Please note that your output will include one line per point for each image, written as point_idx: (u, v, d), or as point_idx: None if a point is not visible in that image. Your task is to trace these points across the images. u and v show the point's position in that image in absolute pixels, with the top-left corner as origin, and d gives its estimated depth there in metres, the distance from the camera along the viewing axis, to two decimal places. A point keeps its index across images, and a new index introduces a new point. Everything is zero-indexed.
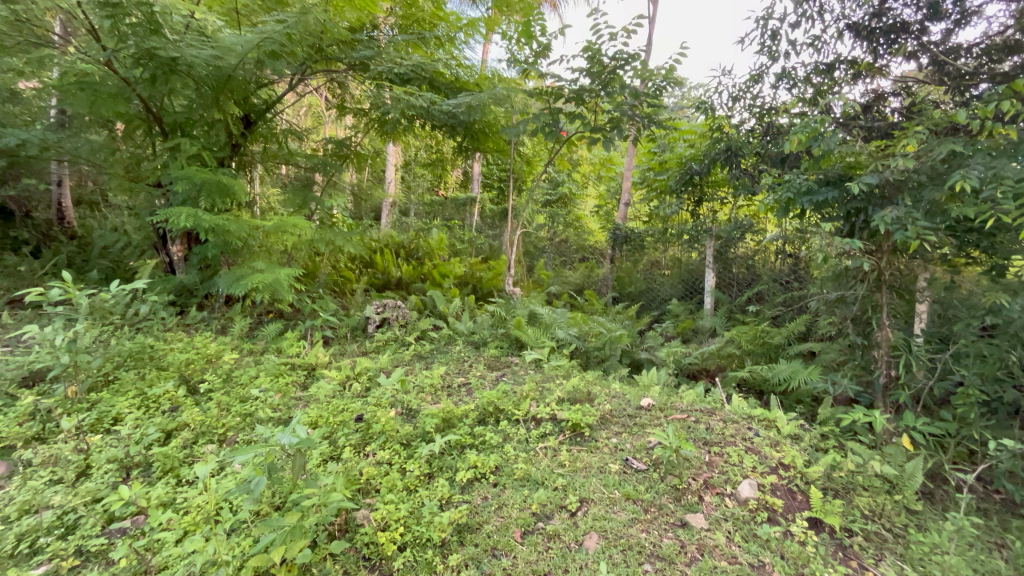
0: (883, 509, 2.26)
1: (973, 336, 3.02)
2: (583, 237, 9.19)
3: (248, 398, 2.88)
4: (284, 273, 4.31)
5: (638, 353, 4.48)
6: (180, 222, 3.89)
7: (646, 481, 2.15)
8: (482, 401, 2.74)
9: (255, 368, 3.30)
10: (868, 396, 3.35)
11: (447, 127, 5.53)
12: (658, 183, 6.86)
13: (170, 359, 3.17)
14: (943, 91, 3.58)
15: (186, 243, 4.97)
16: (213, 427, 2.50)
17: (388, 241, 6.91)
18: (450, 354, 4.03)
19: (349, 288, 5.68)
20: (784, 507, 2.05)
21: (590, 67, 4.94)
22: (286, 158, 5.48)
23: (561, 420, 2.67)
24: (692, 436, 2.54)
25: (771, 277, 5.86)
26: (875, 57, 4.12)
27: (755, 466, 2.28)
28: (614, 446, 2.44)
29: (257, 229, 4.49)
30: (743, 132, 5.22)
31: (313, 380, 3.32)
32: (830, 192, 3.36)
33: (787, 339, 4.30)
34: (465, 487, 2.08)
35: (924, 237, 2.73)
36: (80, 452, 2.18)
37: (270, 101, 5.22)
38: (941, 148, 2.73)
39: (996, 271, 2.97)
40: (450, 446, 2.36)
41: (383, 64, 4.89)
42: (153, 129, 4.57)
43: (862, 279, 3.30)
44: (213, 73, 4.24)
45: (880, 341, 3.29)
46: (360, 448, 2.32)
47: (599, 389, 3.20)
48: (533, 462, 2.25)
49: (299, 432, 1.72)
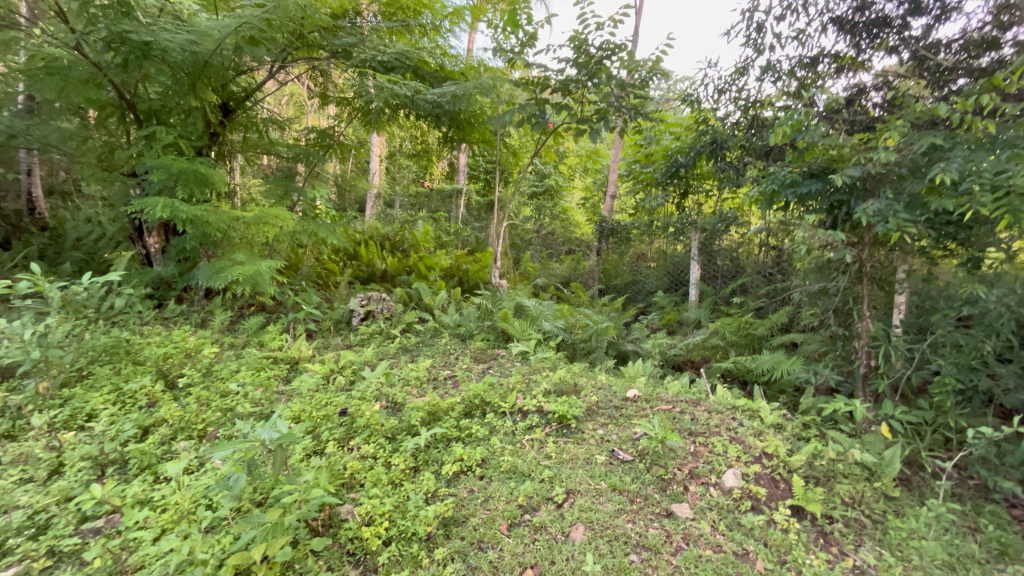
0: (863, 495, 2.30)
1: (950, 326, 3.10)
2: (570, 230, 9.19)
3: (228, 393, 2.82)
4: (265, 265, 4.21)
5: (624, 345, 4.51)
6: (156, 213, 3.78)
7: (632, 471, 2.15)
8: (468, 393, 2.72)
9: (236, 362, 3.23)
10: (848, 386, 3.40)
11: (432, 117, 5.46)
12: (644, 176, 6.87)
13: (146, 354, 3.09)
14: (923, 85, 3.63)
15: (163, 235, 4.84)
16: (193, 422, 2.44)
17: (373, 233, 6.83)
18: (436, 347, 4.00)
19: (333, 280, 5.59)
20: (767, 495, 2.08)
21: (577, 57, 4.88)
22: (267, 148, 5.35)
23: (547, 412, 2.67)
24: (677, 427, 2.55)
25: (755, 269, 5.92)
26: (858, 52, 4.16)
27: (739, 455, 2.31)
28: (600, 437, 2.44)
29: (237, 220, 4.38)
30: (728, 124, 5.25)
31: (296, 373, 3.27)
32: (813, 184, 3.38)
33: (770, 330, 4.36)
34: (451, 480, 2.07)
35: (905, 229, 2.77)
36: (52, 450, 2.11)
37: (249, 89, 5.09)
38: (921, 141, 2.76)
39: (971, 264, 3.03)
40: (436, 439, 2.34)
41: (366, 52, 4.79)
42: (126, 116, 4.41)
43: (844, 271, 3.34)
44: (188, 59, 4.11)
45: (860, 331, 3.34)
46: (344, 442, 2.29)
47: (585, 381, 3.21)
48: (520, 454, 2.25)
49: (281, 426, 1.69)
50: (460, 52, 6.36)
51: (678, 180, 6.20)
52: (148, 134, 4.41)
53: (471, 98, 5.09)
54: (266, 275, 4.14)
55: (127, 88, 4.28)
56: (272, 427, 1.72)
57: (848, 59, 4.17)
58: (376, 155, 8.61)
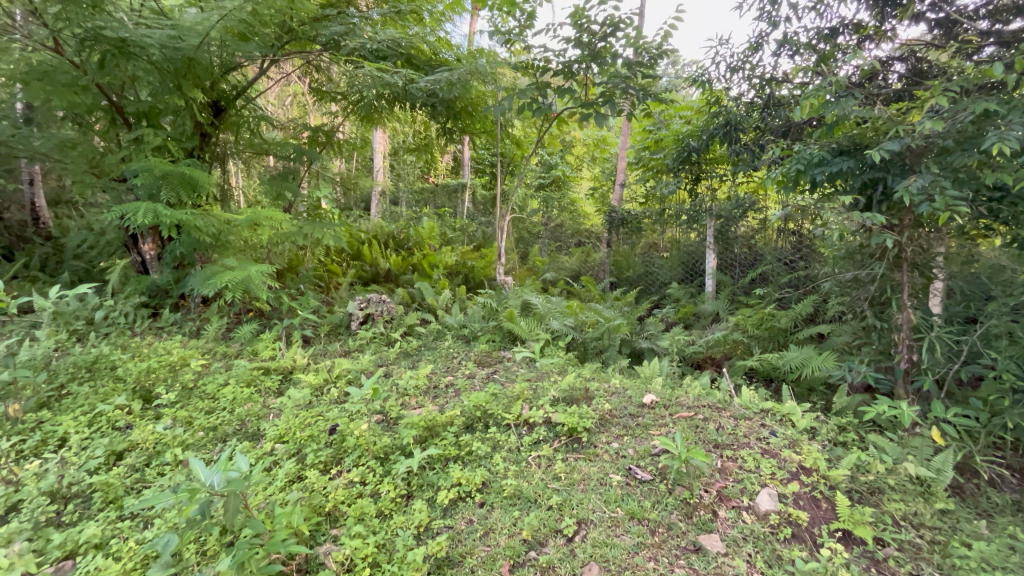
0: (917, 514, 2.02)
1: (1004, 315, 2.77)
2: (579, 221, 8.88)
3: (214, 410, 2.63)
4: (256, 269, 3.98)
5: (638, 342, 4.23)
6: (139, 218, 3.56)
7: (652, 495, 1.89)
8: (469, 405, 2.49)
9: (224, 375, 3.03)
10: (888, 383, 3.10)
11: (428, 107, 5.22)
12: (654, 163, 6.45)
13: (127, 369, 2.90)
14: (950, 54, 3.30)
15: (158, 240, 4.58)
16: (170, 446, 2.25)
17: (376, 232, 6.61)
18: (438, 351, 3.77)
19: (334, 282, 5.37)
20: (809, 520, 1.81)
21: (579, 36, 4.51)
22: (261, 148, 5.13)
23: (556, 424, 2.42)
24: (700, 438, 2.29)
25: (774, 257, 5.58)
26: (881, 21, 3.84)
27: (774, 472, 2.04)
28: (615, 452, 2.20)
29: (229, 223, 4.16)
30: (742, 104, 4.93)
31: (288, 385, 3.06)
32: (845, 162, 3.01)
33: (795, 322, 4.07)
34: (448, 508, 1.84)
35: (954, 208, 2.44)
36: (9, 484, 1.91)
37: (240, 86, 4.85)
38: (972, 108, 2.42)
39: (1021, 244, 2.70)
40: (432, 460, 2.11)
41: (356, 41, 4.54)
42: (116, 119, 4.22)
43: (881, 257, 3.02)
44: (171, 57, 3.86)
45: (900, 324, 3.01)
46: (331, 465, 2.08)
47: (597, 385, 2.96)
48: (525, 476, 2.01)
49: (241, 465, 1.48)
50: (458, 42, 6.13)
51: (690, 165, 5.88)
52: (136, 137, 4.21)
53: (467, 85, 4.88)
54: (257, 280, 3.91)
55: (114, 89, 4.07)
56: (218, 474, 1.42)
57: (870, 30, 3.86)
58: (379, 152, 8.36)
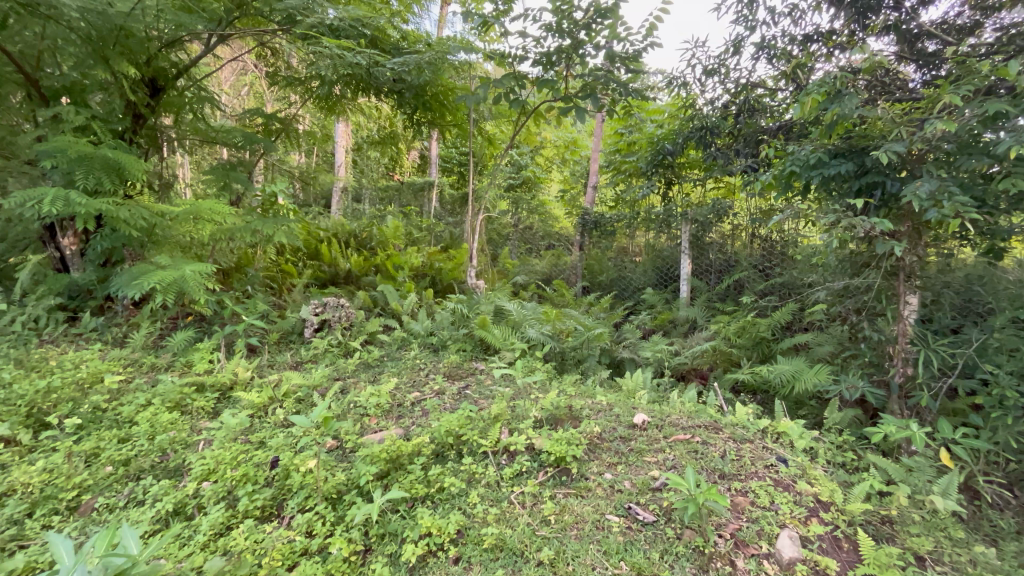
0: (940, 550, 1.83)
1: (1002, 328, 2.66)
2: (549, 223, 8.64)
3: (130, 439, 2.18)
4: (194, 269, 3.44)
5: (618, 352, 3.99)
6: (45, 207, 2.98)
7: (659, 541, 1.62)
8: (439, 430, 2.13)
9: (146, 394, 2.56)
10: (882, 397, 2.95)
11: (395, 95, 4.85)
12: (627, 166, 6.34)
13: (21, 388, 2.39)
14: (908, 69, 3.28)
15: (81, 234, 3.96)
16: (65, 488, 1.81)
17: (336, 229, 6.11)
18: (402, 362, 3.39)
19: (288, 284, 4.88)
20: (837, 568, 1.58)
21: (558, 21, 4.17)
22: (207, 135, 4.47)
23: (540, 452, 2.10)
24: (704, 467, 2.05)
25: (750, 264, 5.38)
26: (850, 31, 3.56)
27: (791, 509, 1.81)
28: (610, 485, 1.91)
29: (161, 215, 3.60)
30: (717, 109, 4.78)
31: (226, 405, 2.63)
32: (843, 164, 2.89)
33: (776, 330, 3.93)
34: (416, 568, 1.50)
35: (963, 214, 2.29)
36: None
37: (182, 63, 4.26)
38: (983, 107, 2.27)
39: (994, 255, 2.71)
40: (396, 503, 1.76)
41: (314, 16, 3.97)
42: (32, 94, 3.64)
43: (876, 266, 2.89)
44: (97, 22, 3.27)
45: (895, 335, 2.87)
46: (271, 512, 1.72)
47: (582, 403, 2.66)
48: (508, 521, 1.68)
49: (134, 546, 1.26)
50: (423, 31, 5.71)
51: (664, 169, 5.79)
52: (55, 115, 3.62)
53: (437, 70, 4.53)
54: (195, 281, 3.39)
55: (30, 60, 3.51)
56: (83, 568, 1.10)
57: (843, 38, 3.60)
58: (341, 145, 7.85)
